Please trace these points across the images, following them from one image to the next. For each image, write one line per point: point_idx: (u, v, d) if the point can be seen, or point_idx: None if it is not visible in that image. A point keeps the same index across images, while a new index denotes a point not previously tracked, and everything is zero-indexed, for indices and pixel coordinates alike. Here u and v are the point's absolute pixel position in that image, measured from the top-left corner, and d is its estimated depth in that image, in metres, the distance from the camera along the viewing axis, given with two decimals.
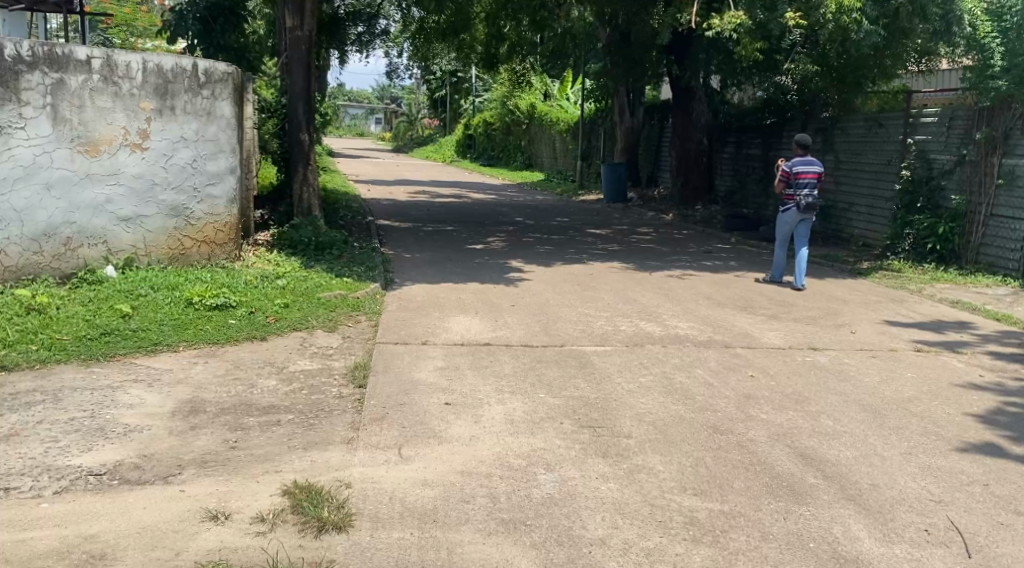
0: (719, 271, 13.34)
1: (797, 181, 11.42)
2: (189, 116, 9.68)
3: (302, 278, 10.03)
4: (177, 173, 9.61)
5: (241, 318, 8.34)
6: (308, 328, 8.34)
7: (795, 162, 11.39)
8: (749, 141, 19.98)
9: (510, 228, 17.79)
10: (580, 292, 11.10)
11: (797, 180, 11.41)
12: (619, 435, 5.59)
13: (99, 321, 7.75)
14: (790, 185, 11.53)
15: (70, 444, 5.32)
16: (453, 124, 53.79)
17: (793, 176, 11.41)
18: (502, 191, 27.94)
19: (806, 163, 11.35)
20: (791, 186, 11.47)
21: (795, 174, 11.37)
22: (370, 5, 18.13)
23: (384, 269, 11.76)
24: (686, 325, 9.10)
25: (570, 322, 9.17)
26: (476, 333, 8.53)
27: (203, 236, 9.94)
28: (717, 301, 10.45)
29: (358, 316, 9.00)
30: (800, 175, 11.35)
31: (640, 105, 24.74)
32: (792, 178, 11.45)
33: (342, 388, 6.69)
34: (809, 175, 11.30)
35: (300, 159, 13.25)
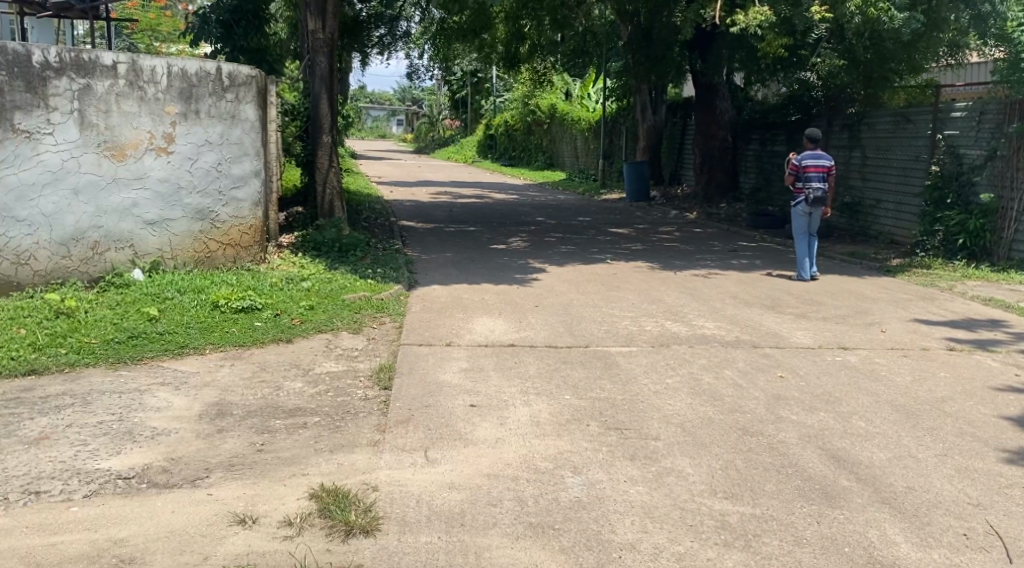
0: (745, 269, 13.24)
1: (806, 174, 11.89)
2: (214, 120, 9.73)
3: (327, 280, 10.07)
4: (202, 176, 9.66)
5: (267, 321, 8.37)
6: (333, 329, 8.36)
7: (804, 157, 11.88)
8: (773, 138, 19.82)
9: (533, 228, 17.76)
10: (605, 292, 11.05)
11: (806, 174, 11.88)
12: (646, 438, 5.56)
13: (127, 324, 7.80)
14: (800, 179, 11.98)
15: (99, 447, 5.34)
16: (474, 125, 53.83)
17: (801, 170, 11.89)
18: (525, 191, 27.92)
19: (814, 157, 11.82)
20: (800, 179, 11.93)
21: (804, 168, 11.84)
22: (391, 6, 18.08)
23: (408, 270, 11.78)
24: (713, 325, 9.02)
25: (595, 323, 9.13)
26: (501, 334, 8.51)
27: (228, 238, 10.00)
28: (743, 301, 10.38)
29: (382, 317, 9.02)
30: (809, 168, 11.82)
31: (663, 103, 24.62)
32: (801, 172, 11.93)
33: (368, 390, 6.70)
34: (817, 168, 11.76)
35: (323, 162, 13.28)
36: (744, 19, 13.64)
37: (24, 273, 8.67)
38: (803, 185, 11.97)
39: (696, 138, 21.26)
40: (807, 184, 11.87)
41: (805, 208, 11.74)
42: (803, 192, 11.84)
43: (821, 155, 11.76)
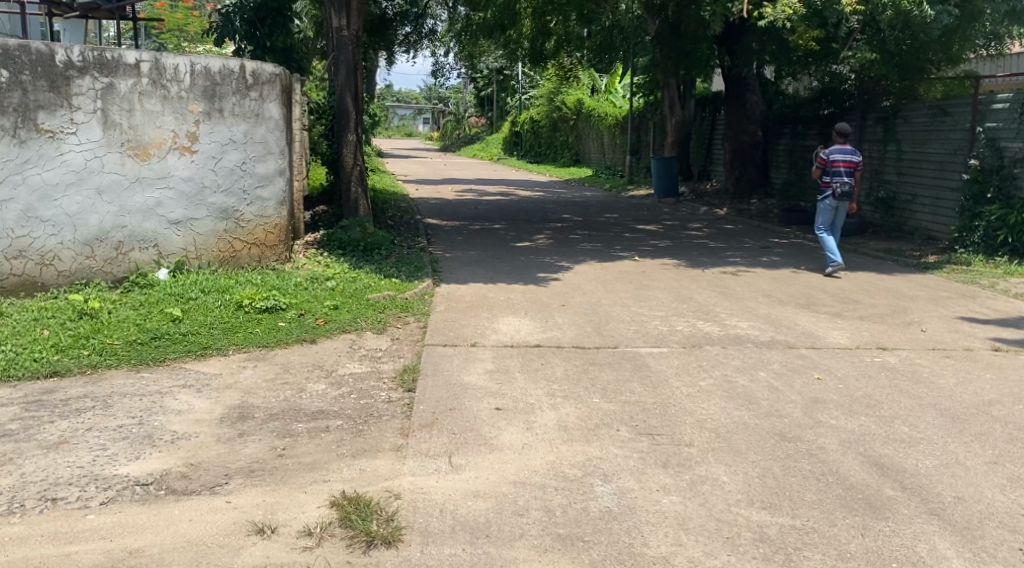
0: (777, 266, 12.98)
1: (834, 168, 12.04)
2: (238, 118, 9.64)
3: (352, 279, 9.95)
4: (227, 175, 9.57)
5: (291, 321, 8.25)
6: (357, 330, 8.24)
7: (833, 151, 12.02)
8: (806, 132, 19.49)
9: (560, 226, 17.58)
10: (634, 290, 10.85)
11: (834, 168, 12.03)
12: (679, 444, 5.42)
13: (150, 326, 7.70)
14: (828, 173, 12.15)
15: (118, 452, 5.23)
16: (500, 122, 53.69)
17: (829, 164, 12.05)
18: (551, 188, 27.72)
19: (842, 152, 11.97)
20: (828, 173, 12.09)
21: (832, 162, 11.99)
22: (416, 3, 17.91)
23: (433, 269, 11.64)
24: (746, 325, 8.81)
25: (625, 323, 8.94)
26: (527, 334, 8.34)
27: (253, 238, 9.91)
28: (777, 299, 10.19)
29: (407, 317, 8.89)
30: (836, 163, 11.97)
31: (691, 98, 24.33)
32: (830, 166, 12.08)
33: (392, 392, 6.56)
34: (844, 163, 11.91)
35: (348, 160, 13.17)
36: (772, 13, 13.47)
37: (49, 273, 8.63)
38: (831, 178, 12.14)
39: (726, 134, 20.96)
40: (834, 178, 12.03)
41: (831, 202, 11.94)
42: (830, 186, 12.02)
43: (849, 150, 11.89)
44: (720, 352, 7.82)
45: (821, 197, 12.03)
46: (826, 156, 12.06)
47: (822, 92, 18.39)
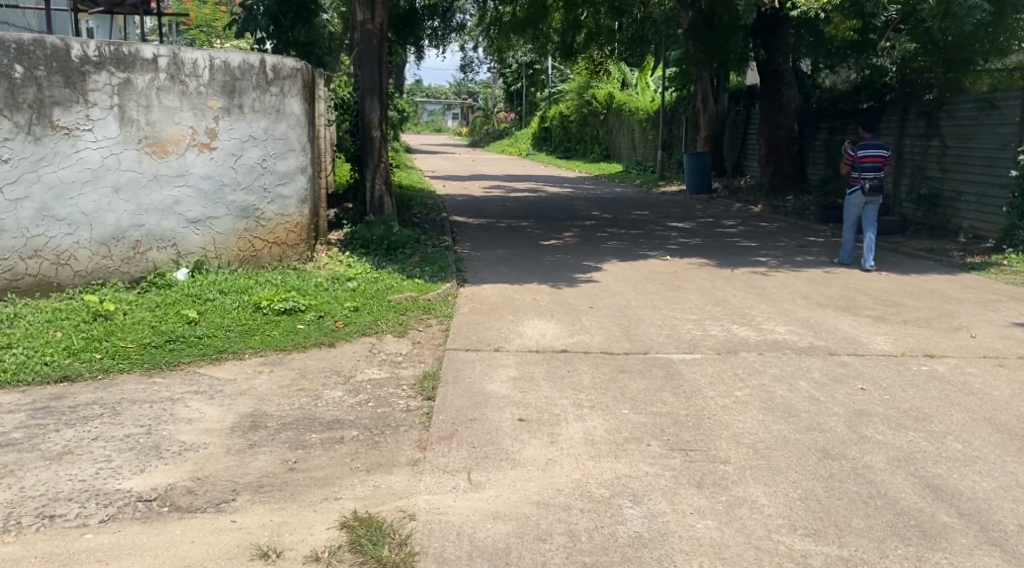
0: (815, 266, 12.62)
1: (862, 164, 12.04)
2: (258, 114, 9.40)
3: (374, 279, 9.71)
4: (247, 172, 9.35)
5: (310, 323, 8.00)
6: (378, 333, 8.00)
7: (860, 147, 12.03)
8: (844, 127, 19.02)
9: (590, 222, 17.28)
10: (665, 291, 10.52)
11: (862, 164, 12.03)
12: (713, 461, 5.14)
13: (164, 328, 7.47)
14: (856, 169, 12.16)
15: (122, 464, 4.99)
16: (528, 117, 53.32)
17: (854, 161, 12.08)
18: (580, 184, 27.39)
19: (870, 148, 11.97)
20: (856, 170, 12.09)
21: (859, 158, 12.00)
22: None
23: (457, 268, 11.39)
24: (784, 331, 8.48)
25: (656, 326, 8.63)
26: (554, 338, 8.06)
27: (274, 237, 9.69)
28: (816, 302, 9.94)
29: (430, 320, 8.66)
30: (864, 159, 11.97)
31: (724, 91, 23.86)
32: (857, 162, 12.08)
33: (410, 400, 6.29)
34: (873, 159, 11.90)
35: (373, 156, 12.94)
36: (807, 4, 13.18)
37: (65, 273, 8.45)
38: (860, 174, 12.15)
39: (760, 129, 20.53)
40: (863, 174, 12.03)
41: (861, 198, 11.95)
42: (859, 182, 12.03)
43: (877, 146, 11.89)
44: (756, 359, 7.48)
45: (850, 193, 12.03)
46: (853, 152, 12.07)
47: (860, 85, 18.07)
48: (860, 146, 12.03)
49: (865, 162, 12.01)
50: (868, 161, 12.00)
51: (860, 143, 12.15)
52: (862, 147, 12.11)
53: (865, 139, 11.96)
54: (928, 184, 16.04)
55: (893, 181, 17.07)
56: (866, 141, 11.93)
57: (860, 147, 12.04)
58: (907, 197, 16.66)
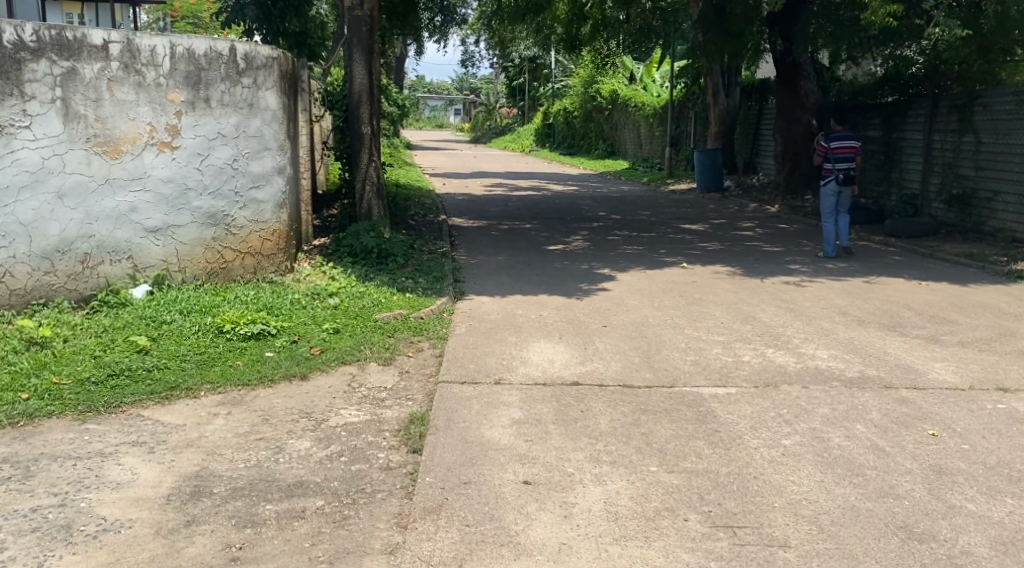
0: (846, 274, 11.62)
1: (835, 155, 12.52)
2: (228, 108, 8.34)
3: (359, 294, 8.64)
4: (216, 175, 8.27)
5: (281, 350, 6.94)
6: (360, 361, 6.95)
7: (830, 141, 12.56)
8: (866, 122, 17.95)
9: (598, 224, 16.24)
10: (685, 306, 9.46)
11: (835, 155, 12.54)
12: (770, 545, 4.11)
13: (108, 358, 6.37)
14: (829, 160, 12.65)
15: (17, 554, 3.93)
16: (530, 113, 52.05)
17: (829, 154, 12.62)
18: (585, 181, 26.30)
19: (841, 140, 12.56)
20: (829, 161, 12.56)
21: (832, 149, 12.49)
22: None
23: (454, 278, 10.33)
24: (829, 358, 7.44)
25: (680, 350, 7.58)
26: (563, 366, 7.02)
27: (247, 246, 8.63)
28: (856, 319, 8.94)
29: (420, 343, 7.62)
30: (838, 149, 12.48)
31: (736, 85, 22.86)
32: (830, 154, 12.58)
33: (392, 453, 5.21)
34: (845, 149, 12.43)
35: (363, 153, 11.84)
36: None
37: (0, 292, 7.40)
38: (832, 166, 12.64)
39: (776, 125, 19.45)
40: (836, 164, 12.51)
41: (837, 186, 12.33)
42: (833, 172, 12.43)
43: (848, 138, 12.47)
44: (800, 395, 6.43)
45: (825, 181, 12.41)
46: (826, 144, 12.59)
47: (885, 77, 16.99)
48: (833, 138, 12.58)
49: (838, 152, 12.53)
50: (840, 152, 12.53)
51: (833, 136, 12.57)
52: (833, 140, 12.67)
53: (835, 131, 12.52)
54: (960, 184, 15.02)
55: (922, 180, 16.03)
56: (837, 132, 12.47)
57: (833, 138, 12.59)
58: (937, 197, 15.65)
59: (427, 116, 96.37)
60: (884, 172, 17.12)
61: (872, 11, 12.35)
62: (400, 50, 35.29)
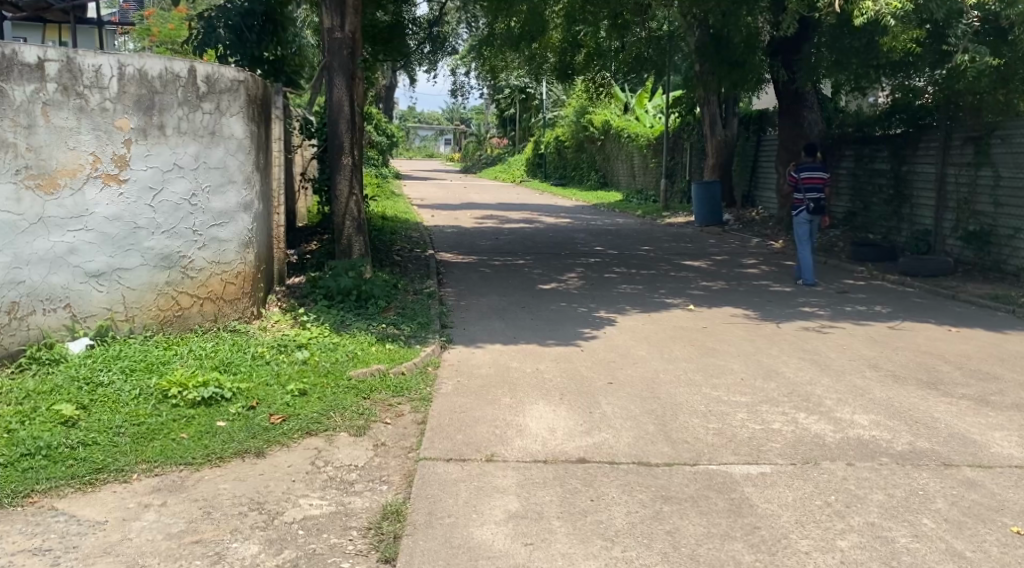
0: (869, 319, 10.72)
1: (806, 186, 12.97)
2: (186, 137, 7.43)
3: (332, 345, 7.66)
4: (170, 212, 7.36)
5: (235, 419, 5.96)
6: (326, 432, 5.99)
7: (802, 170, 13.00)
8: (872, 154, 17.15)
9: (594, 260, 15.30)
10: (697, 357, 8.52)
11: (805, 185, 12.99)
12: None
13: (24, 431, 5.38)
14: (799, 190, 13.09)
15: None
16: (522, 143, 51.30)
17: (799, 183, 13.04)
18: (579, 214, 25.41)
19: (811, 171, 13.01)
20: (799, 190, 13.01)
21: (803, 179, 12.92)
22: (436, 23, 16.06)
23: (440, 323, 9.37)
24: (870, 426, 6.50)
25: (699, 416, 6.60)
26: (565, 437, 6.06)
27: (207, 291, 7.72)
28: (890, 375, 8.04)
29: (399, 405, 6.65)
30: (808, 179, 12.94)
31: (734, 116, 22.04)
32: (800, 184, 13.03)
33: (359, 564, 4.30)
34: (815, 179, 12.90)
35: (345, 186, 10.83)
36: (874, 6, 11.19)
37: None
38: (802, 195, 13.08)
39: (779, 158, 18.64)
40: (806, 195, 12.96)
41: (808, 216, 12.79)
42: (803, 202, 12.90)
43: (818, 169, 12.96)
44: (844, 476, 5.48)
45: (797, 212, 12.86)
46: (797, 173, 13.01)
47: (895, 109, 16.20)
48: (803, 169, 13.03)
49: (808, 183, 12.99)
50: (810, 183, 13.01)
51: (803, 165, 13.02)
52: (803, 171, 13.11)
53: (807, 162, 12.96)
54: (977, 221, 14.20)
55: (934, 216, 15.20)
56: (808, 163, 12.92)
57: (803, 170, 13.03)
58: (952, 234, 14.82)
59: (418, 146, 95.68)
60: (894, 206, 16.28)
61: (893, 35, 11.36)
62: (387, 78, 34.43)
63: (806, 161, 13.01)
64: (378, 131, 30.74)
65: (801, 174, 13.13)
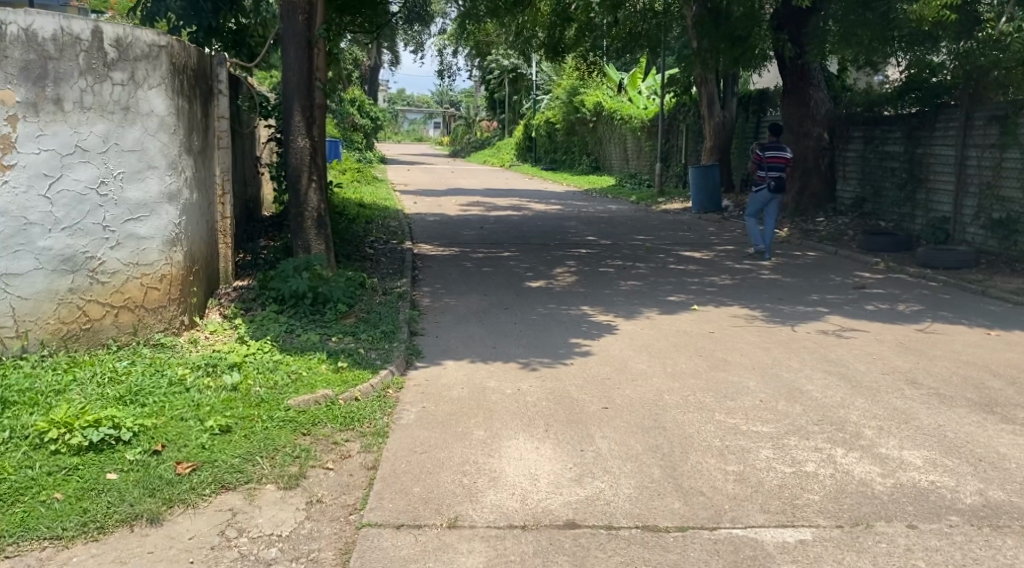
0: (896, 320, 9.49)
1: (768, 164, 12.80)
2: (90, 112, 6.15)
3: (272, 365, 6.38)
4: (72, 204, 6.08)
5: (130, 469, 4.71)
6: (245, 487, 4.73)
7: (767, 148, 12.81)
8: (883, 136, 15.88)
9: (586, 251, 14.06)
10: (705, 371, 7.29)
11: (768, 164, 12.84)
12: None
13: None
14: (761, 168, 12.90)
15: None
16: (511, 126, 49.94)
17: (763, 160, 12.83)
18: (570, 199, 24.15)
19: (774, 149, 12.83)
20: (761, 169, 12.90)
21: (767, 157, 12.75)
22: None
23: (410, 329, 8.09)
24: (926, 468, 5.25)
25: (714, 456, 5.37)
26: (551, 487, 4.84)
27: (125, 299, 6.45)
28: (934, 395, 6.80)
29: (346, 445, 5.36)
30: (771, 158, 12.80)
31: (733, 96, 20.75)
32: (763, 162, 12.91)
33: None
34: (779, 159, 12.78)
35: (298, 172, 9.51)
36: None
37: None
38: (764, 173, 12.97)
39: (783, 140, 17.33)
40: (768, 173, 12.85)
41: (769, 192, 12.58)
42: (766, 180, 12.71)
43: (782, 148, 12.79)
44: (908, 547, 4.27)
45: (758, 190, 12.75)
46: (761, 152, 12.87)
47: (910, 85, 14.94)
48: (766, 147, 12.91)
49: (771, 161, 12.85)
50: (773, 161, 12.87)
51: (768, 144, 12.87)
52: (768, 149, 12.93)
53: (771, 140, 12.80)
54: (1003, 208, 12.94)
55: (953, 202, 13.97)
56: (773, 142, 12.80)
57: (766, 148, 12.88)
58: (973, 222, 13.56)
59: (407, 130, 94.19)
60: (908, 192, 15.04)
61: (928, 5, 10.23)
62: (371, 59, 33.13)
63: (771, 140, 12.86)
64: (361, 114, 29.37)
65: (765, 153, 12.94)
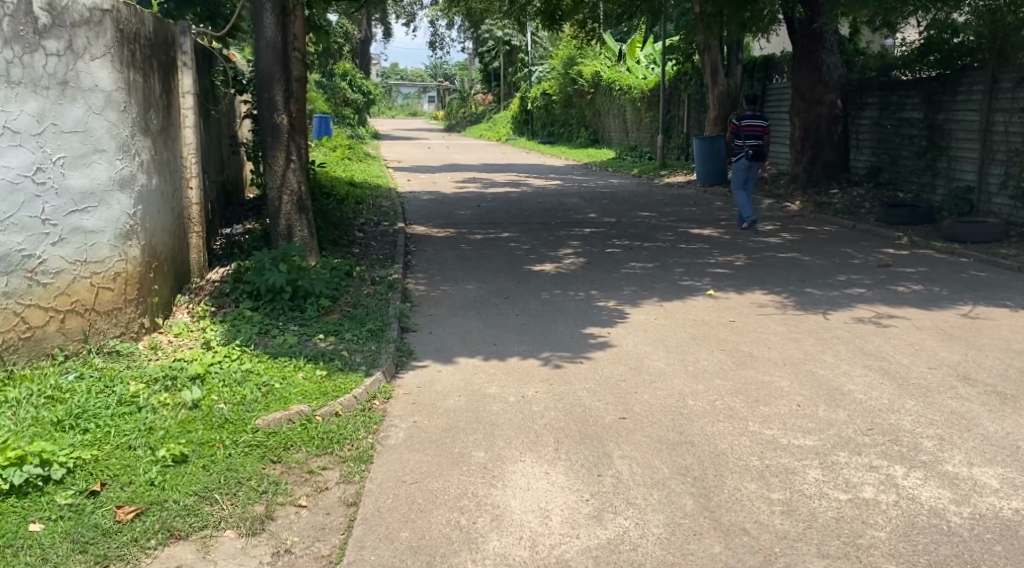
0: (930, 302, 8.67)
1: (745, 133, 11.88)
2: (21, 86, 5.29)
3: (240, 376, 5.56)
4: (4, 194, 5.24)
5: (59, 518, 3.91)
6: (200, 535, 3.94)
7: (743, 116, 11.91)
8: (900, 101, 14.97)
9: (590, 230, 13.22)
10: (731, 369, 6.48)
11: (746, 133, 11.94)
12: None
13: None
14: (738, 138, 11.99)
15: None
16: (507, 99, 48.85)
17: (740, 129, 11.91)
18: (570, 174, 23.26)
19: (751, 117, 11.93)
20: (739, 138, 12.01)
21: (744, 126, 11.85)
22: None
23: (399, 324, 7.26)
24: (1005, 492, 4.46)
25: (754, 481, 4.57)
26: (566, 528, 4.04)
27: (72, 302, 5.63)
28: (992, 394, 5.98)
29: (322, 476, 4.56)
30: (748, 127, 11.88)
31: (738, 63, 19.86)
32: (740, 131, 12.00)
33: None
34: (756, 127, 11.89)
35: (276, 152, 8.63)
36: None
37: None
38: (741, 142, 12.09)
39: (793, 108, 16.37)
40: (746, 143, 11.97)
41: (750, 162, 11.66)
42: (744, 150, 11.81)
43: (759, 115, 11.91)
44: None
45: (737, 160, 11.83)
46: (737, 121, 11.94)
47: (929, 47, 14.02)
48: (743, 115, 11.97)
49: (748, 130, 11.95)
50: (750, 130, 11.96)
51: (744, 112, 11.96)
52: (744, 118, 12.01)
53: (748, 107, 11.90)
54: None
55: (979, 170, 13.11)
56: (750, 110, 11.91)
57: (743, 116, 11.96)
58: (1001, 191, 12.69)
59: (401, 104, 92.85)
60: (929, 161, 14.17)
61: None
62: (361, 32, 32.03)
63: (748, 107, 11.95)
64: (352, 88, 28.33)
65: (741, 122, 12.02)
